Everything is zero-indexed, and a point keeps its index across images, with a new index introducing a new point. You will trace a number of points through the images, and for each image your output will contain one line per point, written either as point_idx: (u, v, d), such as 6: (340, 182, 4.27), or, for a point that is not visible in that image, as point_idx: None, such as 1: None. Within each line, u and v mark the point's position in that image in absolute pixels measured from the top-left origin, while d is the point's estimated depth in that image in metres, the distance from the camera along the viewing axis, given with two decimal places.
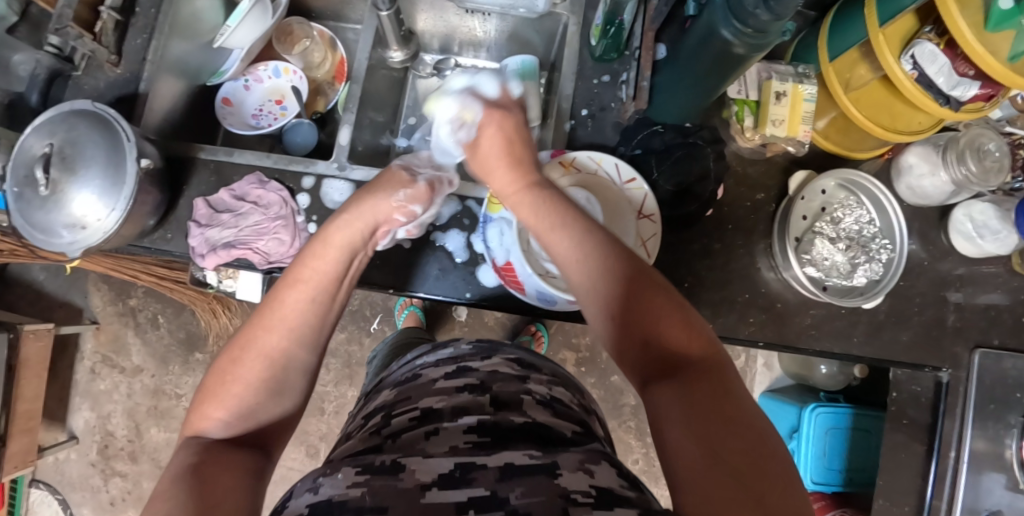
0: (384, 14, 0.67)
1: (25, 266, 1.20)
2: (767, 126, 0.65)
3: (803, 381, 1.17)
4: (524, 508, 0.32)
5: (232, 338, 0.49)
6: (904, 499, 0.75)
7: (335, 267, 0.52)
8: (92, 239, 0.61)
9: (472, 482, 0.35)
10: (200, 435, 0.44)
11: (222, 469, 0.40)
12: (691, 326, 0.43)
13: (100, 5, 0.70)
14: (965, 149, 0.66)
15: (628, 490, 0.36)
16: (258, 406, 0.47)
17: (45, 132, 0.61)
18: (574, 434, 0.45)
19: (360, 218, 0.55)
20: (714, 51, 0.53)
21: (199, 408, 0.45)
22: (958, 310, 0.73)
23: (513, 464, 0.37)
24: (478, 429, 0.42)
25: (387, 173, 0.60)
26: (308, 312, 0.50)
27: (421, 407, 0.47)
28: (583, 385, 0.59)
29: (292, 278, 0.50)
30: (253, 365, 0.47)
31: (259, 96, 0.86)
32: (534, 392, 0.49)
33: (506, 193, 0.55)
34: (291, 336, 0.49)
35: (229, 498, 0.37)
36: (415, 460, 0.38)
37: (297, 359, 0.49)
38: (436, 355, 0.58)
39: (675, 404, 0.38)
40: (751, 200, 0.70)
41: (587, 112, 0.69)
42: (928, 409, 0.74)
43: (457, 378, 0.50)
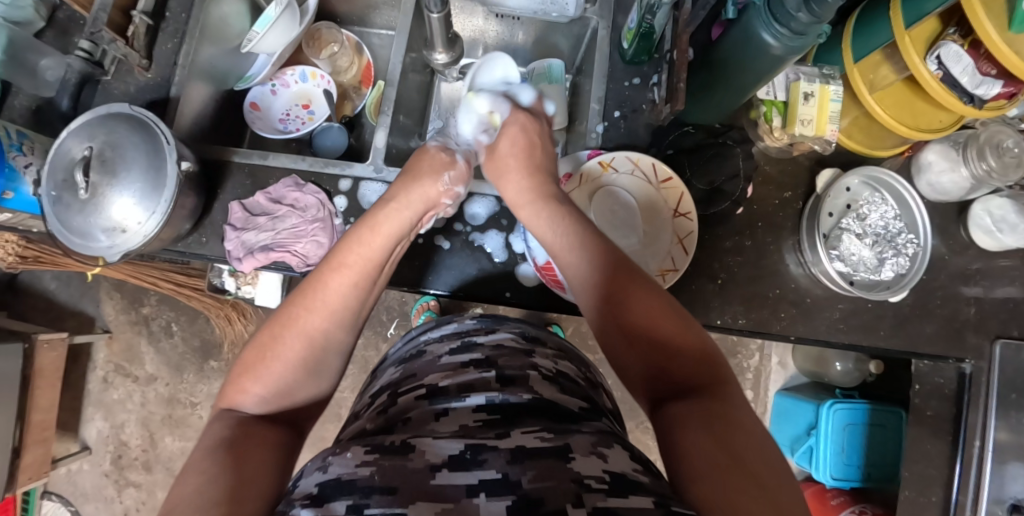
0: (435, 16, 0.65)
1: (36, 275, 1.19)
2: (796, 125, 0.66)
3: (817, 379, 1.20)
4: (536, 494, 0.33)
5: (272, 315, 0.48)
6: (931, 490, 0.77)
7: (378, 254, 0.53)
8: (132, 243, 0.62)
9: (484, 463, 0.36)
10: (234, 408, 0.44)
11: (253, 444, 0.40)
12: (696, 345, 0.45)
13: (132, 9, 0.70)
14: (984, 146, 0.69)
15: (642, 474, 0.36)
16: (296, 385, 0.47)
17: (84, 135, 0.61)
18: (581, 410, 0.46)
19: (407, 207, 0.57)
20: (752, 54, 0.55)
21: (235, 381, 0.45)
22: (979, 303, 0.74)
23: (524, 447, 0.37)
24: (487, 408, 0.43)
25: (424, 155, 0.62)
26: (352, 296, 0.50)
27: (426, 385, 0.48)
28: (587, 359, 0.61)
29: (336, 262, 0.51)
30: (294, 344, 0.47)
31: (286, 100, 0.87)
32: (541, 366, 0.51)
33: (518, 203, 0.58)
34: (331, 318, 0.49)
35: (263, 475, 0.38)
36: (425, 441, 0.39)
37: (336, 339, 0.50)
38: (440, 331, 0.60)
39: (689, 417, 0.39)
40: (780, 198, 0.72)
41: (619, 113, 0.71)
42: (951, 400, 0.75)
43: (460, 354, 0.52)
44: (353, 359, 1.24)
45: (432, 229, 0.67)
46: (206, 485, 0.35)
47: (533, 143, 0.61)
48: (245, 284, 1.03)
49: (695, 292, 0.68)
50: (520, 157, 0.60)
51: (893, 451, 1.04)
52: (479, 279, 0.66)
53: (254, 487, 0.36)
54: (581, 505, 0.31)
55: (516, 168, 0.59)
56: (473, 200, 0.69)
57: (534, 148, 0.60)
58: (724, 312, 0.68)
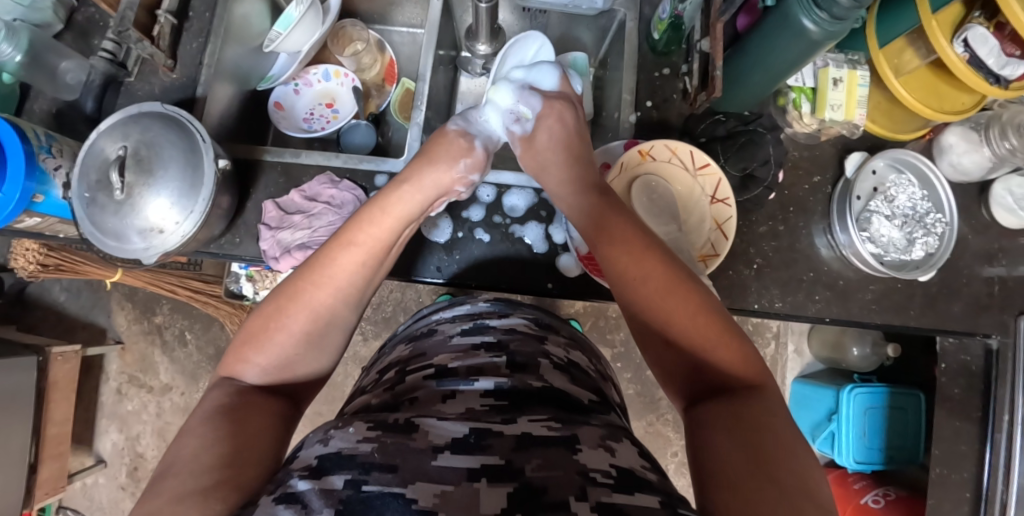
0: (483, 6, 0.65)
1: (45, 287, 1.17)
2: (826, 110, 0.68)
3: (835, 365, 1.22)
4: (538, 482, 0.32)
5: (278, 287, 0.48)
6: (961, 465, 0.77)
7: (388, 235, 0.53)
8: (169, 243, 0.61)
9: (487, 449, 0.35)
10: (235, 377, 0.45)
11: (253, 412, 0.41)
12: (741, 350, 0.44)
13: (156, 8, 0.69)
14: (1007, 125, 0.71)
15: (649, 472, 0.36)
16: (296, 358, 0.47)
17: (118, 133, 0.60)
18: (591, 403, 0.45)
19: (420, 190, 0.56)
20: (790, 39, 0.56)
21: (239, 349, 0.45)
22: (1005, 281, 0.76)
23: (530, 434, 0.36)
24: (494, 393, 0.42)
25: (441, 140, 0.61)
26: (359, 274, 0.50)
27: (436, 365, 0.47)
28: (598, 351, 0.60)
29: (347, 238, 0.50)
30: (298, 316, 0.46)
31: (309, 100, 0.87)
32: (552, 355, 0.50)
33: (565, 178, 0.59)
34: (336, 294, 0.48)
35: (259, 448, 0.39)
36: (429, 421, 0.38)
37: (342, 317, 0.49)
38: (452, 311, 0.59)
39: (717, 419, 0.40)
40: (809, 183, 0.73)
41: (651, 104, 0.72)
42: (980, 376, 0.76)
43: (471, 335, 0.52)
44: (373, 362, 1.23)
45: (473, 221, 0.68)
46: (205, 451, 0.36)
47: (570, 134, 0.61)
48: (264, 287, 1.01)
49: (733, 279, 0.70)
50: (559, 149, 0.60)
51: (915, 437, 1.03)
52: (520, 270, 0.66)
53: (250, 460, 0.37)
54: (584, 500, 0.31)
55: (559, 162, 0.60)
56: (511, 191, 0.69)
57: (573, 138, 0.61)
58: (761, 296, 0.70)
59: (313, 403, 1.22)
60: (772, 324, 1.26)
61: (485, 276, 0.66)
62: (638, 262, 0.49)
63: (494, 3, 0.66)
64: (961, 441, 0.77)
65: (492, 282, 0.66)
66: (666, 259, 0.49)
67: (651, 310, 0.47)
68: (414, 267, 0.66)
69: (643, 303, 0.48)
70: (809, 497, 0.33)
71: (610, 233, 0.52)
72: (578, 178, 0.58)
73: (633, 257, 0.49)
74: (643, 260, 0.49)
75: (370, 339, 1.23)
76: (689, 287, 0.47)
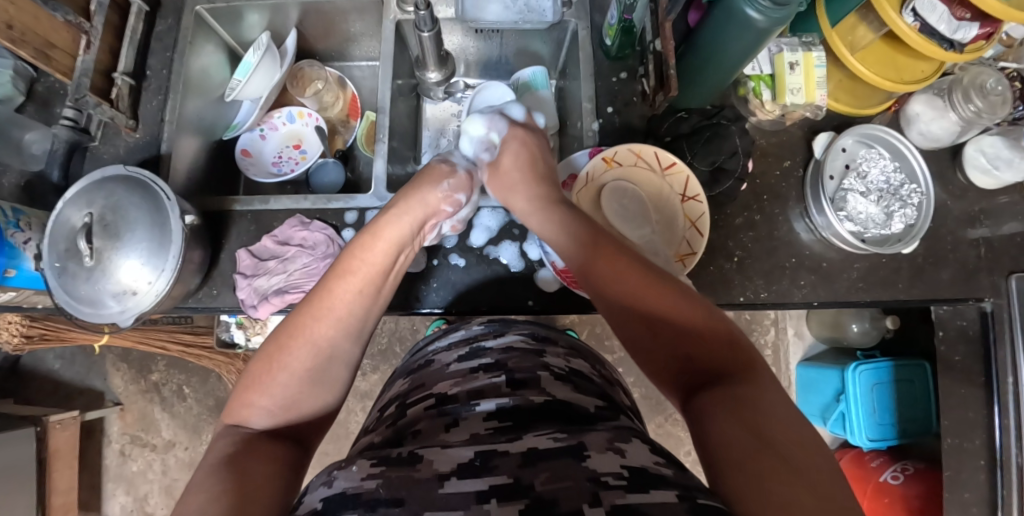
0: (427, 34, 0.66)
1: (39, 357, 1.17)
2: (786, 95, 0.67)
3: (837, 345, 1.20)
4: (549, 496, 0.31)
5: (279, 325, 0.47)
6: (971, 433, 0.76)
7: (383, 260, 0.52)
8: (144, 304, 0.61)
9: (493, 470, 0.33)
10: (244, 424, 0.44)
11: (255, 462, 0.39)
12: (718, 327, 0.42)
13: (113, 71, 0.71)
14: (969, 88, 0.71)
15: (663, 467, 0.34)
16: (300, 396, 0.46)
17: (83, 202, 0.61)
18: (598, 410, 0.42)
19: (405, 214, 0.55)
20: (740, 29, 0.56)
21: (240, 396, 0.44)
22: (989, 244, 0.75)
23: (536, 449, 0.35)
24: (497, 415, 0.40)
25: (432, 167, 0.61)
26: (358, 303, 0.50)
27: (436, 394, 0.46)
28: (602, 355, 0.56)
29: (341, 269, 0.50)
30: (301, 354, 0.46)
31: (277, 143, 0.85)
32: (552, 366, 0.48)
33: (529, 213, 0.58)
34: (338, 325, 0.48)
35: (264, 491, 0.37)
36: (434, 450, 0.36)
37: (343, 351, 0.49)
38: (448, 339, 0.57)
39: (710, 401, 0.37)
40: (780, 168, 0.73)
41: (612, 109, 0.72)
42: (977, 341, 0.75)
43: (469, 360, 0.49)
44: (373, 395, 1.22)
45: (447, 248, 0.67)
46: (214, 500, 0.34)
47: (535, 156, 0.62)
48: (255, 334, 1.00)
49: (715, 274, 0.69)
50: (523, 171, 0.60)
51: (925, 405, 1.02)
52: (499, 290, 0.66)
53: (259, 504, 0.36)
54: (597, 505, 0.30)
55: (525, 181, 0.59)
56: (482, 213, 0.69)
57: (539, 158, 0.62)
58: (746, 289, 0.69)
59: (319, 444, 1.21)
60: (769, 311, 1.26)
61: (466, 300, 0.66)
62: (613, 265, 0.47)
63: (436, 30, 0.66)
64: (968, 408, 0.76)
65: (471, 305, 0.66)
66: (640, 261, 0.47)
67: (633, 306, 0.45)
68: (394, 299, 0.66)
69: (624, 300, 0.46)
70: (819, 466, 0.32)
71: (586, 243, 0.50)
72: (540, 197, 0.57)
73: (609, 260, 0.48)
74: (617, 258, 0.48)
75: (368, 374, 1.22)
76: (665, 282, 0.45)
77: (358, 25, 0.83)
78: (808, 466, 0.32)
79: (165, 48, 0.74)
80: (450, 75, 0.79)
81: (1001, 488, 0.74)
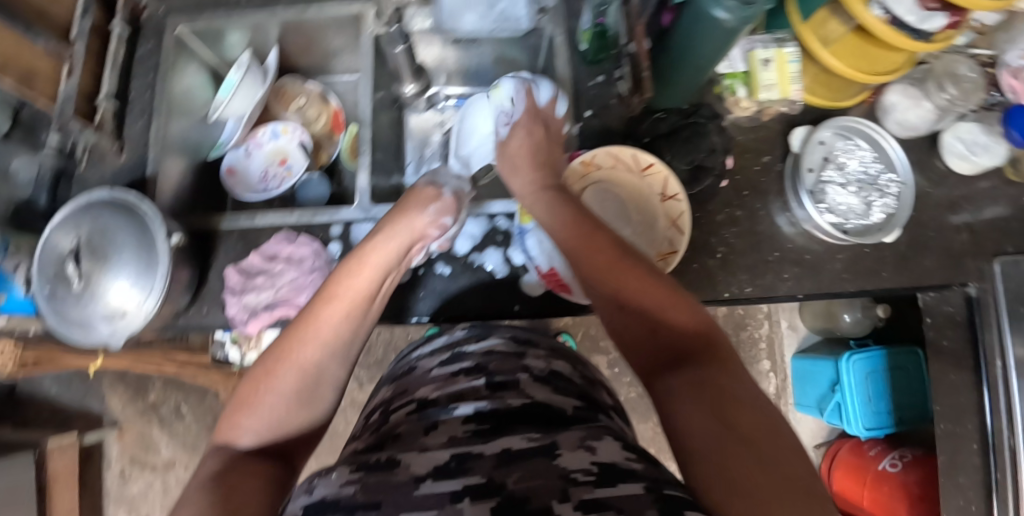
0: (398, 47, 0.71)
1: (35, 382, 1.17)
2: (761, 91, 0.69)
3: (831, 335, 1.21)
4: (521, 493, 0.31)
5: (266, 350, 0.49)
6: (963, 418, 0.76)
7: (370, 285, 0.52)
8: (134, 325, 0.61)
9: (468, 472, 0.34)
10: (233, 443, 0.44)
11: (245, 476, 0.40)
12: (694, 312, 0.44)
13: (97, 96, 0.72)
14: (942, 78, 0.73)
15: (634, 462, 0.35)
16: (288, 416, 0.47)
17: (70, 226, 0.62)
18: (575, 410, 0.43)
19: (394, 238, 0.56)
20: (709, 29, 0.56)
21: (231, 416, 0.45)
22: (971, 229, 0.76)
23: (509, 450, 0.36)
24: (477, 417, 0.41)
25: (415, 191, 0.62)
26: (344, 327, 0.50)
27: (418, 399, 0.46)
28: (585, 356, 0.57)
29: (328, 293, 0.50)
30: (288, 375, 0.47)
31: (262, 160, 0.84)
32: (531, 368, 0.48)
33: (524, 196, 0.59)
34: (324, 349, 0.49)
35: (251, 503, 0.38)
36: (411, 455, 0.37)
37: (330, 372, 0.49)
38: (431, 345, 0.58)
39: (679, 385, 0.39)
40: (760, 163, 0.73)
41: (591, 113, 0.72)
42: (964, 326, 0.75)
43: (450, 365, 0.50)
44: None
45: (432, 257, 0.68)
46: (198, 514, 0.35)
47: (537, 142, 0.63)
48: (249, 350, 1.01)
49: (699, 271, 0.70)
50: (526, 155, 0.62)
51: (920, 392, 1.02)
52: (487, 296, 0.67)
53: None
54: (566, 501, 0.30)
55: (526, 167, 0.61)
56: (466, 220, 0.69)
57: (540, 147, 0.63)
58: (731, 284, 0.70)
59: (318, 457, 1.21)
60: (762, 305, 1.27)
61: (453, 308, 0.67)
62: (595, 247, 0.49)
63: (408, 45, 0.72)
64: (959, 392, 0.76)
65: (459, 313, 0.66)
66: (621, 244, 0.49)
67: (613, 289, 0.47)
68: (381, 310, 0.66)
69: (605, 283, 0.47)
70: (772, 444, 0.33)
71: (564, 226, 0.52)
72: (538, 182, 0.59)
73: (591, 244, 0.49)
74: (599, 244, 0.49)
75: (365, 384, 1.22)
76: (648, 269, 0.47)
77: (337, 40, 0.83)
78: (767, 450, 0.33)
79: (147, 71, 0.75)
80: (427, 85, 0.83)
81: (995, 471, 0.75)
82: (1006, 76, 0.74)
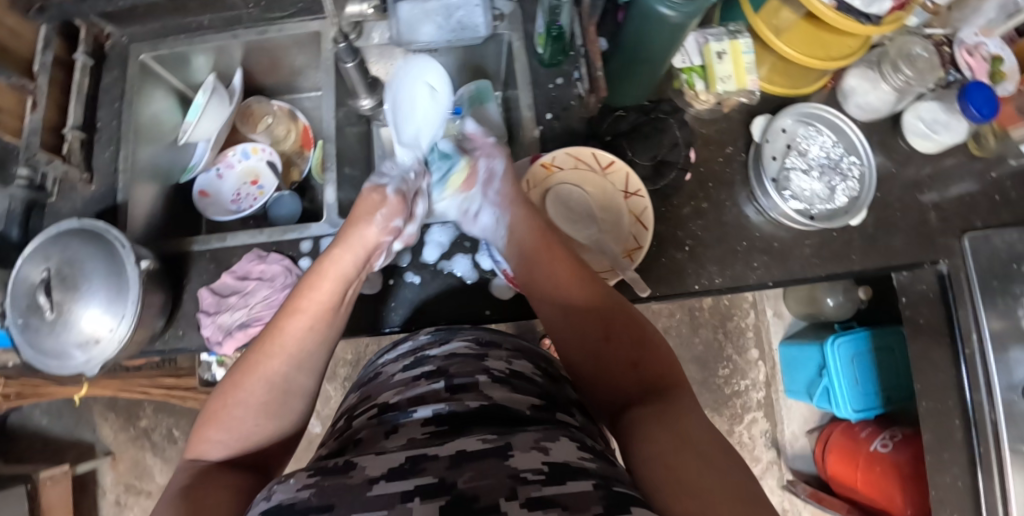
0: (349, 63, 0.69)
1: (27, 415, 1.17)
2: (717, 84, 0.69)
3: (815, 320, 1.21)
4: (470, 492, 0.32)
5: (234, 364, 0.48)
6: (944, 394, 0.75)
7: (331, 298, 0.51)
8: (108, 351, 0.61)
9: (421, 472, 0.34)
10: (200, 457, 0.45)
11: (212, 489, 0.41)
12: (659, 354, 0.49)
13: (63, 127, 0.72)
14: (897, 59, 0.73)
15: (586, 461, 0.36)
16: (257, 429, 0.47)
17: (40, 257, 0.62)
18: (533, 410, 0.44)
19: (351, 252, 0.53)
20: (656, 26, 0.57)
21: (199, 430, 0.46)
22: (939, 207, 0.76)
23: (464, 451, 0.36)
24: (435, 420, 0.41)
25: (359, 200, 0.55)
26: (310, 340, 0.49)
27: (380, 404, 0.47)
28: (551, 356, 0.58)
29: (290, 307, 0.49)
30: (255, 388, 0.46)
31: (234, 181, 0.86)
32: (492, 370, 0.49)
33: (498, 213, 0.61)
34: (291, 362, 0.48)
35: (213, 514, 0.38)
36: (367, 458, 0.37)
37: (298, 383, 0.49)
38: (396, 351, 0.58)
39: (644, 412, 0.43)
40: (722, 155, 0.74)
41: (552, 115, 0.73)
42: (939, 304, 0.75)
43: (413, 369, 0.51)
44: None
45: (402, 267, 0.69)
46: None
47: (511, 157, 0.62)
48: None
49: (668, 264, 0.71)
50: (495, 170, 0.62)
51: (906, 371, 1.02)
52: (458, 301, 0.67)
53: None
54: (514, 499, 0.31)
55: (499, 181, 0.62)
56: (434, 229, 0.70)
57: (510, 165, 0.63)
58: (701, 276, 0.70)
59: None
60: (747, 294, 1.28)
61: (424, 315, 0.67)
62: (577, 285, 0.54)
63: (357, 58, 0.70)
64: (938, 369, 0.75)
65: (432, 321, 0.67)
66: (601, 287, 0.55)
67: (592, 326, 0.52)
68: (354, 323, 0.67)
69: (585, 319, 0.52)
70: (721, 457, 0.37)
71: (547, 256, 0.56)
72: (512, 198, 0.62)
73: (573, 282, 0.55)
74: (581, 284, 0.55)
75: None
76: (622, 312, 0.53)
77: (301, 58, 0.84)
78: (718, 462, 0.37)
79: (113, 99, 0.76)
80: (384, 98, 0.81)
81: (977, 445, 0.73)
82: (964, 52, 0.76)
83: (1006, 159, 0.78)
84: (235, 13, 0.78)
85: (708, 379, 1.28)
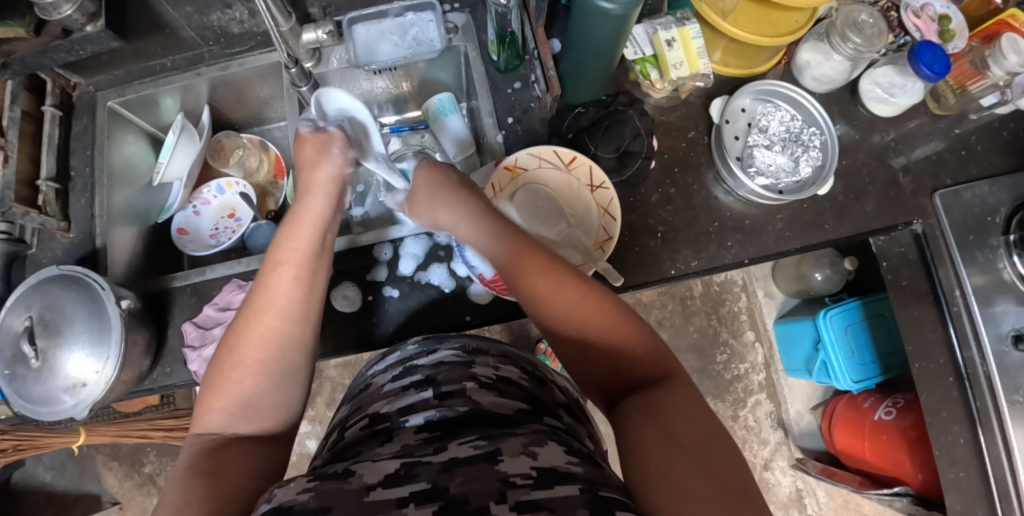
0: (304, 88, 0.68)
1: (31, 472, 1.17)
2: (671, 71, 0.70)
3: (807, 296, 1.21)
4: (461, 495, 0.32)
5: (224, 334, 0.47)
6: (934, 354, 0.73)
7: (308, 242, 0.52)
8: (95, 394, 0.61)
9: (415, 477, 0.34)
10: (207, 429, 0.44)
11: (234, 461, 0.41)
12: (636, 330, 0.48)
13: (37, 179, 0.73)
14: (843, 29, 0.73)
15: (573, 466, 0.36)
16: (256, 390, 0.46)
17: (22, 306, 0.63)
18: (518, 414, 0.44)
19: (319, 194, 0.55)
20: (599, 19, 0.58)
21: (203, 401, 0.45)
22: (907, 169, 0.77)
23: (456, 458, 0.36)
24: (427, 427, 0.42)
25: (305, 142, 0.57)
26: (296, 288, 0.49)
27: (371, 414, 0.47)
28: (534, 357, 0.58)
29: (272, 261, 0.50)
30: (251, 349, 0.46)
31: (211, 216, 0.88)
32: (479, 376, 0.49)
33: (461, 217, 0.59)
34: (281, 314, 0.47)
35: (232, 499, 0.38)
36: (364, 465, 0.37)
37: (295, 336, 0.48)
38: (386, 362, 0.58)
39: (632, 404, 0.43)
40: (685, 139, 0.76)
41: (513, 119, 0.75)
42: (919, 264, 0.74)
43: (402, 379, 0.51)
44: None
45: (380, 282, 0.70)
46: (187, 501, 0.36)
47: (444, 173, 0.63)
48: None
49: (642, 253, 0.71)
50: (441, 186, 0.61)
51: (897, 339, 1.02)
52: (438, 310, 0.68)
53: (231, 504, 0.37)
54: (503, 502, 0.31)
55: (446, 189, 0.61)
56: (406, 241, 0.71)
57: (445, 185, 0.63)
58: (676, 261, 0.71)
59: None
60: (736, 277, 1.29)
61: (405, 326, 0.68)
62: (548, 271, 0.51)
63: (311, 82, 0.68)
64: (925, 329, 0.73)
65: (413, 330, 0.68)
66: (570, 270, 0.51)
67: (564, 315, 0.49)
68: (337, 341, 0.68)
69: (556, 315, 0.50)
70: (708, 446, 0.37)
71: (517, 257, 0.53)
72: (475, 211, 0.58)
73: (538, 268, 0.51)
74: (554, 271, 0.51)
75: None
76: (597, 294, 0.49)
77: (266, 89, 0.86)
78: (703, 449, 0.37)
79: (84, 147, 0.77)
80: None
81: (974, 400, 0.71)
82: (910, 15, 0.78)
83: (967, 115, 0.79)
84: (196, 52, 0.80)
85: (708, 367, 1.28)
